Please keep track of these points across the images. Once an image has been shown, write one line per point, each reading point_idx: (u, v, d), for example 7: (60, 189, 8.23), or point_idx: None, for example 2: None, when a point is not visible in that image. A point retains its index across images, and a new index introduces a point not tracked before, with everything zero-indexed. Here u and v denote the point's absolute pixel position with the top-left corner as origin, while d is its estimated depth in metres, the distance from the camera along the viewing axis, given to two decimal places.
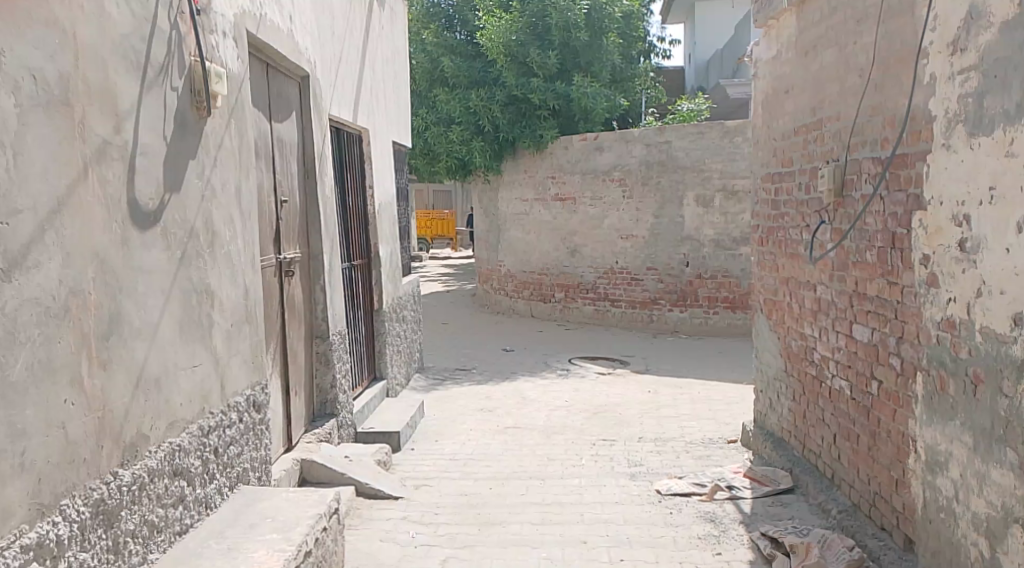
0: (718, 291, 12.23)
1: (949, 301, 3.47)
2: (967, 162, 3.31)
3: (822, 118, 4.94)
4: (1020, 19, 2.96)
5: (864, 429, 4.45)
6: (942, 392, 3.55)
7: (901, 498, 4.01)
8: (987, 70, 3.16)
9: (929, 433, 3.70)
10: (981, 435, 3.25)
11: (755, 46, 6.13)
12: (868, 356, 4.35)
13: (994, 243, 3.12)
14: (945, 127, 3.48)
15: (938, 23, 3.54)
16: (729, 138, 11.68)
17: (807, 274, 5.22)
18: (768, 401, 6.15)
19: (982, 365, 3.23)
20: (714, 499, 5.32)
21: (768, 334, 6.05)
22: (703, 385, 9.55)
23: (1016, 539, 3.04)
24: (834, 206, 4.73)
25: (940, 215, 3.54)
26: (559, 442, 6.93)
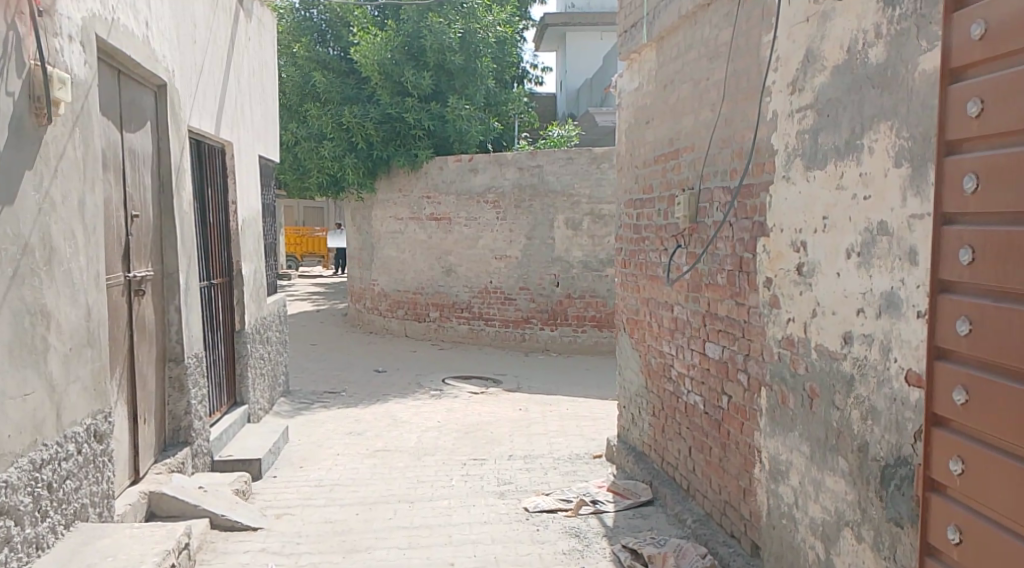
0: (585, 310, 12.54)
1: (789, 321, 3.72)
2: (803, 193, 3.57)
3: (679, 148, 5.20)
4: (848, 64, 3.23)
5: (715, 441, 4.69)
6: (783, 405, 3.80)
7: (749, 506, 4.24)
8: (821, 108, 3.43)
9: (772, 444, 3.94)
10: (817, 445, 3.50)
11: (619, 77, 6.39)
12: (719, 372, 4.59)
13: (827, 267, 3.38)
14: (785, 159, 3.74)
15: (779, 64, 3.82)
16: (597, 164, 12.07)
17: (666, 295, 5.45)
18: (629, 417, 6.36)
19: (817, 379, 3.48)
20: (579, 514, 5.43)
21: (630, 353, 6.26)
22: (572, 402, 9.76)
23: (847, 541, 3.28)
24: (689, 231, 4.99)
25: (780, 240, 3.80)
26: (429, 464, 6.88)
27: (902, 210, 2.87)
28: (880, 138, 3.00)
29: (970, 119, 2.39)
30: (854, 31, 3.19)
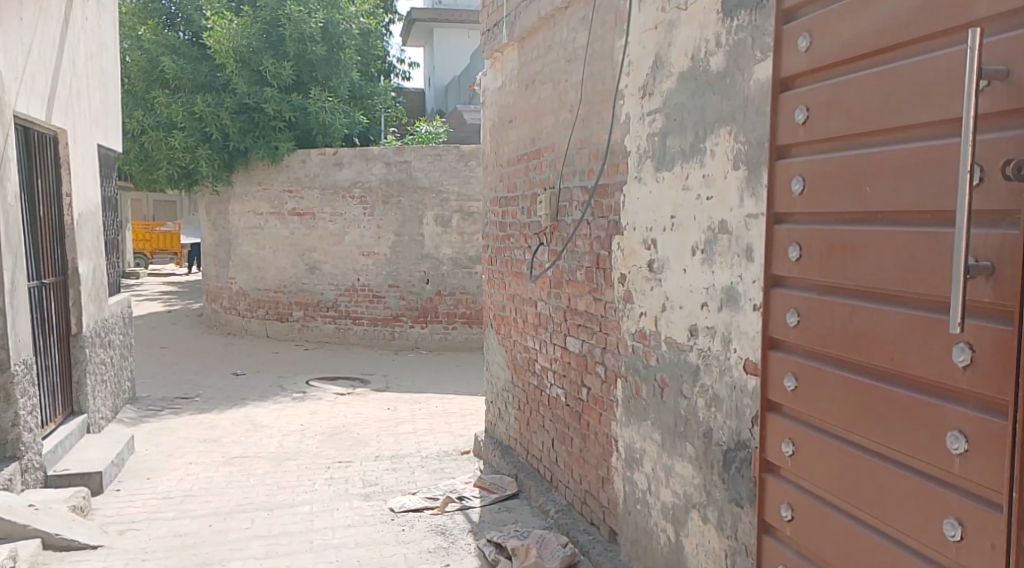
0: (456, 307, 12.58)
1: (641, 315, 3.88)
2: (653, 193, 3.74)
3: (540, 148, 5.30)
4: (692, 71, 3.41)
5: (576, 433, 4.82)
6: (637, 396, 3.96)
7: (607, 494, 4.39)
8: (669, 113, 3.60)
9: (627, 433, 4.10)
10: (667, 432, 3.67)
11: (483, 76, 6.44)
12: (579, 365, 4.72)
13: (675, 263, 3.55)
14: (637, 161, 3.90)
15: (631, 69, 3.97)
16: (465, 162, 12.13)
17: (530, 291, 5.54)
18: (496, 411, 6.43)
19: (667, 371, 3.65)
20: (446, 511, 5.44)
21: (496, 349, 6.33)
22: (441, 399, 9.75)
23: (694, 523, 3.46)
24: (550, 229, 5.09)
25: (633, 238, 3.95)
26: (291, 469, 6.66)
27: (739, 210, 3.06)
28: (721, 142, 3.18)
29: (798, 125, 2.59)
30: (697, 40, 3.36)
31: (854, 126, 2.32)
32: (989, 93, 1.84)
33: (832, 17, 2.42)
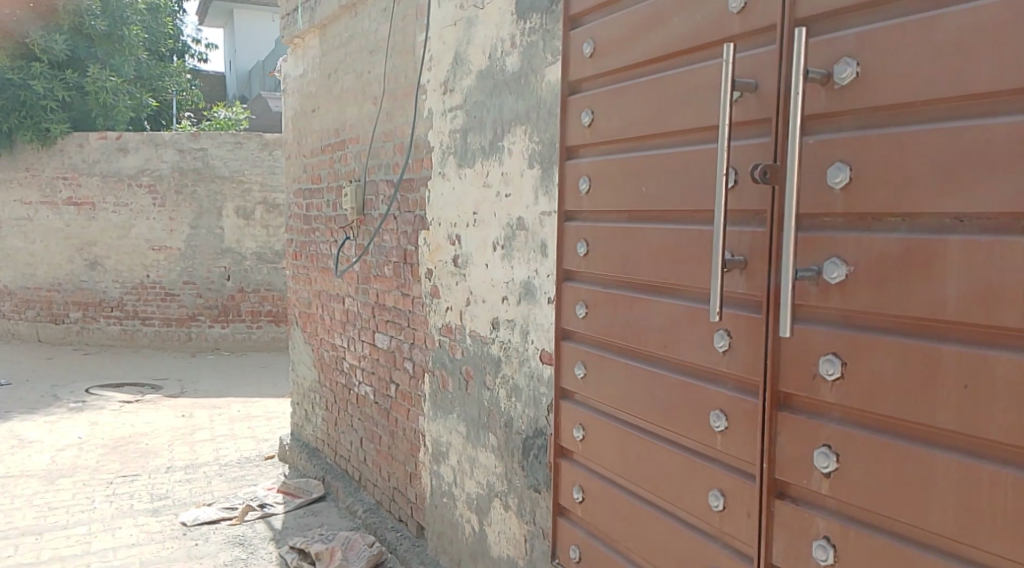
0: (260, 306, 12.02)
1: (447, 309, 3.92)
2: (456, 189, 3.78)
3: (344, 140, 5.18)
4: (489, 69, 3.48)
5: (384, 430, 4.78)
6: (443, 390, 3.99)
7: (414, 489, 4.39)
8: (470, 110, 3.64)
9: (434, 427, 4.12)
10: (471, 424, 3.73)
11: (284, 63, 6.20)
12: (387, 362, 4.68)
13: (478, 258, 3.61)
14: (440, 157, 3.92)
15: (433, 63, 3.98)
16: (268, 151, 11.61)
17: (336, 288, 5.42)
18: (302, 413, 6.24)
19: (471, 363, 3.71)
20: (245, 521, 5.20)
21: (303, 347, 6.12)
22: (244, 402, 9.28)
23: (497, 511, 3.54)
24: (357, 223, 5.00)
25: (438, 233, 3.98)
26: (66, 487, 6.06)
27: (535, 207, 3.17)
28: (518, 140, 3.28)
29: (585, 127, 2.73)
30: (494, 40, 3.43)
31: (632, 129, 2.48)
32: (741, 103, 2.03)
33: (612, 27, 2.57)
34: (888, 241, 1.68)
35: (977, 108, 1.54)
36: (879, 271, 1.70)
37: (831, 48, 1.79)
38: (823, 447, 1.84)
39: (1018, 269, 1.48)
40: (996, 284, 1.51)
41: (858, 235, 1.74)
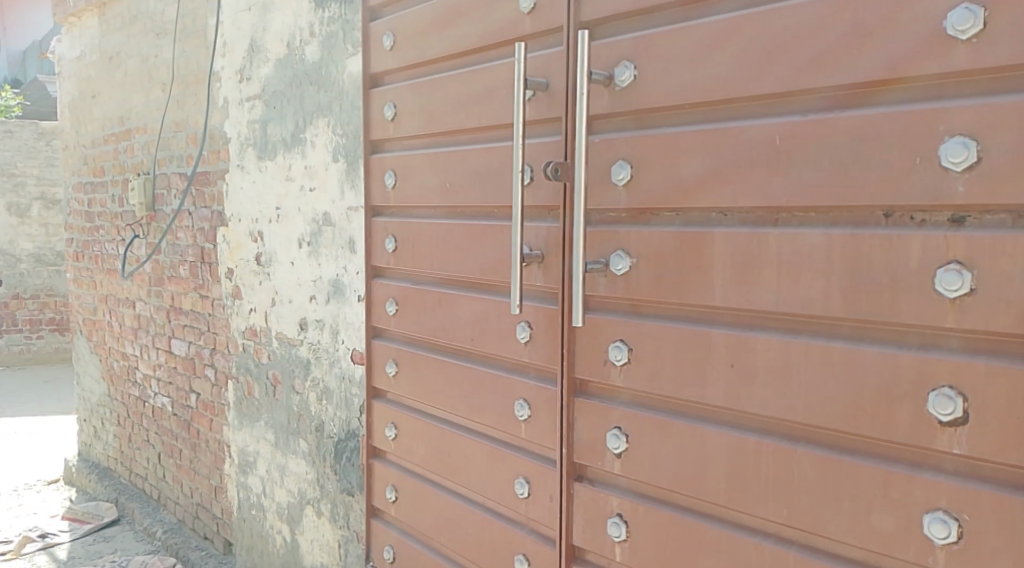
0: (40, 314, 10.88)
1: (250, 311, 3.74)
2: (257, 183, 3.61)
3: (130, 129, 4.79)
4: (288, 58, 3.34)
5: (185, 443, 4.48)
6: (249, 396, 3.81)
7: (220, 504, 4.16)
8: (268, 100, 3.49)
9: (240, 437, 3.92)
10: (280, 431, 3.59)
11: (57, 43, 5.62)
12: (186, 369, 4.39)
13: (282, 256, 3.47)
14: (238, 148, 3.73)
15: (227, 50, 3.77)
16: (44, 141, 10.49)
17: (125, 291, 5.01)
18: (91, 430, 5.72)
19: (279, 367, 3.57)
20: (23, 554, 4.67)
21: (89, 358, 5.61)
22: (23, 422, 8.36)
23: (309, 519, 3.43)
24: (147, 220, 4.64)
25: (238, 230, 3.78)
26: None
27: (341, 202, 3.09)
28: (320, 133, 3.18)
29: (388, 121, 2.71)
30: (291, 28, 3.30)
31: (434, 124, 2.49)
32: (533, 102, 2.10)
33: (411, 21, 2.57)
34: (664, 235, 1.81)
35: (736, 112, 1.68)
36: (657, 262, 1.83)
37: (612, 51, 1.89)
38: (615, 429, 1.95)
39: (771, 257, 1.63)
40: (754, 271, 1.66)
41: (639, 229, 1.87)
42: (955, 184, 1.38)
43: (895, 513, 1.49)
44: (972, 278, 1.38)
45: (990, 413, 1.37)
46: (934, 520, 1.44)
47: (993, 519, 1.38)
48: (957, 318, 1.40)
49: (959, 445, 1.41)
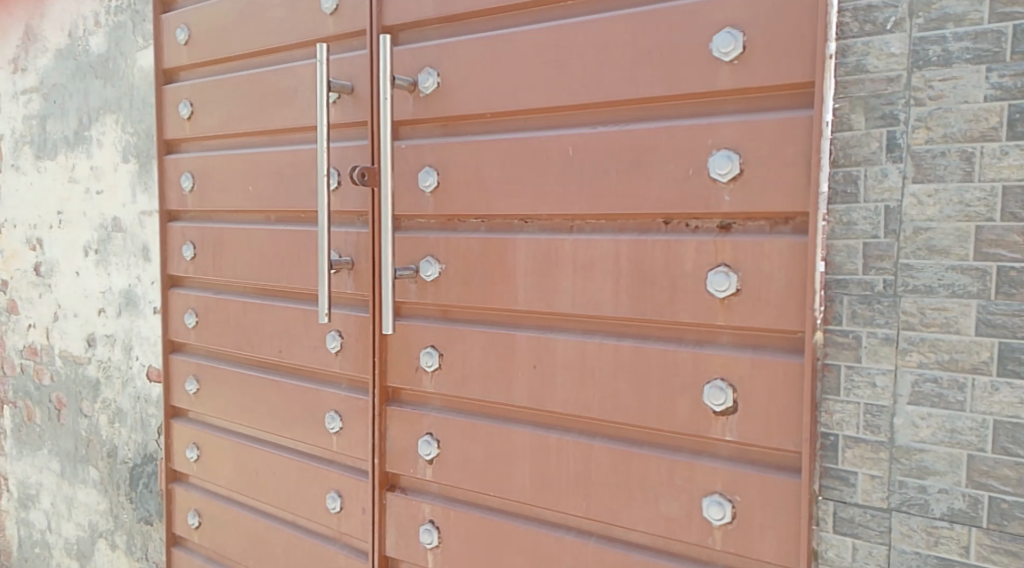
0: None
1: (29, 327, 3.37)
2: (35, 186, 3.27)
3: None
4: (69, 49, 3.05)
5: None
6: (29, 422, 3.43)
7: None
8: (47, 94, 3.17)
9: (19, 468, 3.52)
10: (66, 459, 3.26)
11: None
12: None
13: (65, 266, 3.16)
14: (11, 146, 3.35)
15: None
16: None
17: None
18: None
19: (63, 389, 3.24)
20: None
21: None
22: None
23: (103, 553, 3.14)
24: None
25: (12, 238, 3.40)
26: None
27: (132, 207, 2.86)
28: (107, 131, 2.93)
29: (184, 120, 2.56)
30: (73, 16, 3.01)
31: (235, 124, 2.38)
32: (338, 105, 2.07)
33: (206, 16, 2.44)
34: (470, 241, 1.84)
35: (534, 121, 1.74)
36: (464, 268, 1.85)
37: (414, 57, 1.90)
38: (426, 435, 1.94)
39: (568, 262, 1.70)
40: (552, 276, 1.72)
41: (447, 236, 1.88)
42: (722, 194, 1.51)
43: (679, 499, 1.60)
44: (737, 279, 1.51)
45: (754, 402, 1.51)
46: (712, 503, 1.56)
47: (760, 499, 1.52)
48: (727, 316, 1.53)
49: (731, 433, 1.53)
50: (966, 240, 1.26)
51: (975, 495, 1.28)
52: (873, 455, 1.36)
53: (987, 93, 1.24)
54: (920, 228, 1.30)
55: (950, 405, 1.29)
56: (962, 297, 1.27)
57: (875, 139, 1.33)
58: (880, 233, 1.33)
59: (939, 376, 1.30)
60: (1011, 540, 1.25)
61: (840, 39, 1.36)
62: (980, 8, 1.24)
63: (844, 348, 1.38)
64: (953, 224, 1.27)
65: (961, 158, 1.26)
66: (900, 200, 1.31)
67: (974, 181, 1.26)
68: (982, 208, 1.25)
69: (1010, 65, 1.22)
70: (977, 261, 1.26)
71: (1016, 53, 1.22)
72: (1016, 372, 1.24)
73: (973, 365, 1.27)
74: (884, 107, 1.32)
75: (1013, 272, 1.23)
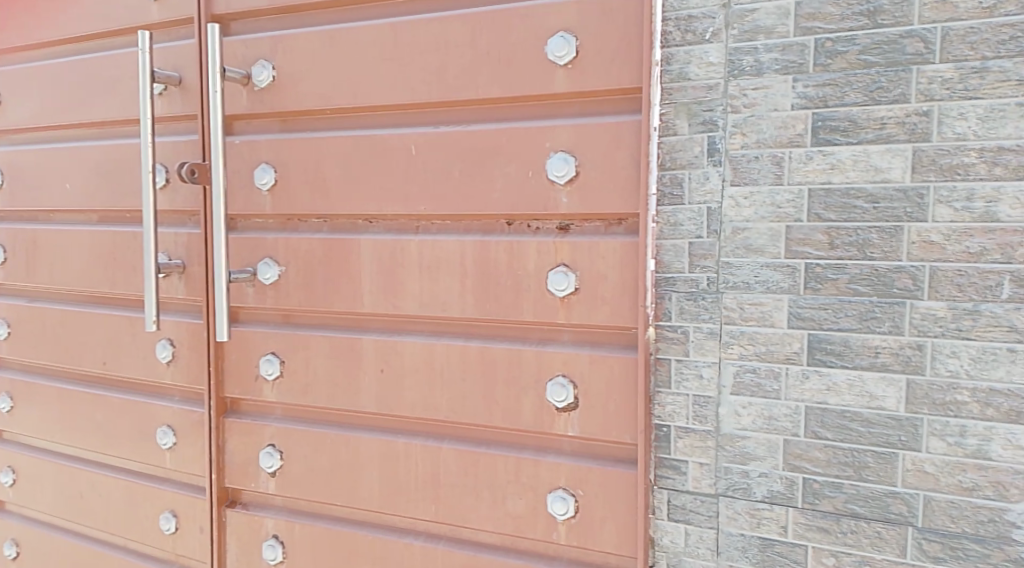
0: None
1: None
2: None
3: None
4: None
5: None
6: None
7: None
8: None
9: None
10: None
11: None
12: None
13: None
14: None
15: None
16: None
17: None
18: None
19: None
20: None
21: None
22: None
23: None
24: None
25: None
26: None
27: None
28: None
29: None
30: None
31: (49, 116, 2.18)
32: (165, 97, 1.94)
33: None
34: (311, 242, 1.78)
35: (375, 120, 1.71)
36: (305, 270, 1.79)
37: (246, 50, 1.81)
38: (268, 447, 1.86)
39: (412, 263, 1.68)
40: (397, 277, 1.69)
41: (287, 236, 1.80)
42: (560, 195, 1.54)
43: (525, 497, 1.62)
44: (576, 278, 1.54)
45: (594, 397, 1.55)
46: (556, 499, 1.58)
47: (601, 492, 1.56)
48: (567, 314, 1.56)
49: (573, 428, 1.57)
50: (778, 239, 1.35)
51: (791, 477, 1.36)
52: (701, 444, 1.43)
53: (794, 102, 1.33)
54: (738, 228, 1.37)
55: (768, 394, 1.37)
56: (775, 292, 1.36)
57: (697, 144, 1.40)
58: (703, 233, 1.40)
59: (758, 367, 1.38)
60: (823, 517, 1.35)
61: (665, 47, 1.41)
62: (786, 22, 1.33)
63: (674, 343, 1.44)
64: (766, 224, 1.35)
65: (772, 162, 1.34)
66: (720, 201, 1.38)
67: (784, 184, 1.34)
68: (791, 209, 1.34)
69: (813, 76, 1.31)
70: (788, 259, 1.34)
71: (818, 64, 1.31)
72: (823, 361, 1.33)
73: (786, 356, 1.36)
74: (704, 113, 1.39)
75: (819, 268, 1.32)
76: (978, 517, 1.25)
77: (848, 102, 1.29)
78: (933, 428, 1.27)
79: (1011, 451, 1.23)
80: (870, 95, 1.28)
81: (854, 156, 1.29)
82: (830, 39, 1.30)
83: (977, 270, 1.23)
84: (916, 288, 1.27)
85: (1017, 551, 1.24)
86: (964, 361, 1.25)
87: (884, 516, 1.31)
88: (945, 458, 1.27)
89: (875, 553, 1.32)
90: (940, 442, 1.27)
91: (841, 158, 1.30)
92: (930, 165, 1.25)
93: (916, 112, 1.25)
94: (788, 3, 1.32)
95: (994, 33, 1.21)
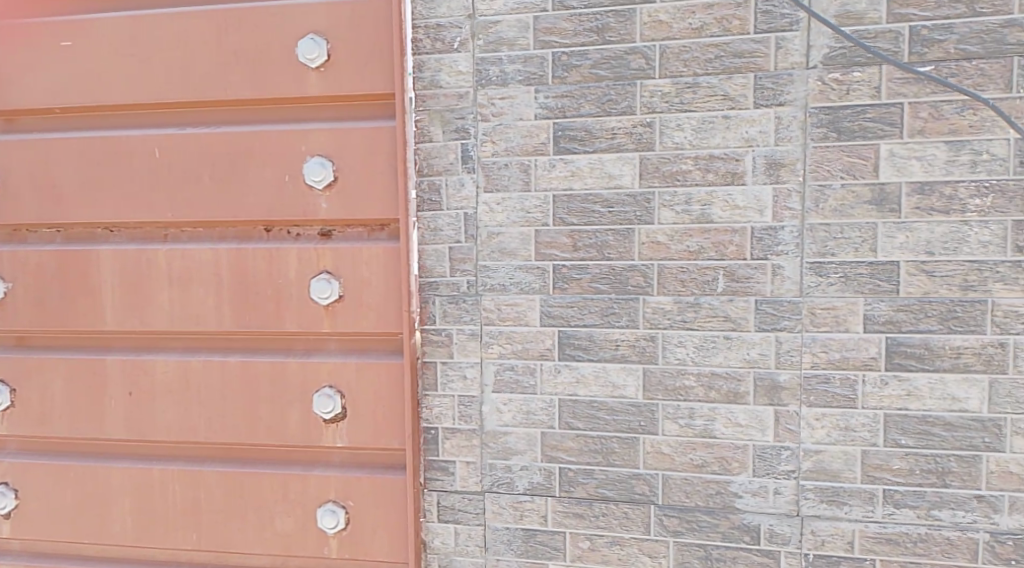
0: None
1: None
2: None
3: None
4: None
5: None
6: None
7: None
8: None
9: None
10: None
11: None
12: None
13: None
14: None
15: None
16: None
17: None
18: None
19: None
20: None
21: None
22: None
23: None
24: None
25: None
26: None
27: None
28: None
29: None
30: None
31: None
32: None
33: None
34: (43, 255, 1.61)
35: (114, 121, 1.58)
36: (37, 287, 1.62)
37: None
38: None
39: (162, 275, 1.57)
40: (146, 290, 1.58)
41: (13, 249, 1.62)
42: (319, 202, 1.50)
43: (294, 513, 1.57)
44: (338, 286, 1.51)
45: (362, 406, 1.53)
46: (325, 512, 1.55)
47: (371, 501, 1.55)
48: (332, 322, 1.53)
49: (341, 438, 1.54)
50: (528, 242, 1.41)
51: (548, 468, 1.43)
52: (467, 443, 1.47)
53: (537, 112, 1.39)
54: (493, 232, 1.42)
55: (525, 390, 1.43)
56: (528, 293, 1.42)
57: (451, 151, 1.43)
58: (461, 238, 1.43)
59: (515, 364, 1.43)
60: (577, 503, 1.43)
61: (416, 55, 1.43)
62: (526, 34, 1.39)
63: (439, 346, 1.47)
64: (517, 229, 1.41)
65: (520, 169, 1.40)
66: (476, 207, 1.42)
67: (531, 191, 1.40)
68: (539, 214, 1.40)
69: (553, 87, 1.38)
70: (538, 261, 1.41)
71: (556, 77, 1.38)
72: (572, 356, 1.41)
73: (540, 352, 1.42)
74: (456, 121, 1.42)
75: (565, 269, 1.40)
76: (708, 490, 1.38)
77: (584, 113, 1.37)
78: (667, 412, 1.38)
79: (731, 428, 1.37)
80: (601, 106, 1.37)
81: (591, 163, 1.38)
82: (565, 53, 1.38)
83: (697, 266, 1.36)
84: (647, 285, 1.38)
85: (740, 518, 1.38)
86: (690, 349, 1.37)
87: (630, 497, 1.41)
88: (678, 439, 1.38)
89: (624, 532, 1.42)
90: (674, 424, 1.38)
91: (580, 165, 1.38)
92: (654, 172, 1.36)
93: (641, 123, 1.36)
94: (527, 17, 1.39)
95: (702, 52, 1.33)
